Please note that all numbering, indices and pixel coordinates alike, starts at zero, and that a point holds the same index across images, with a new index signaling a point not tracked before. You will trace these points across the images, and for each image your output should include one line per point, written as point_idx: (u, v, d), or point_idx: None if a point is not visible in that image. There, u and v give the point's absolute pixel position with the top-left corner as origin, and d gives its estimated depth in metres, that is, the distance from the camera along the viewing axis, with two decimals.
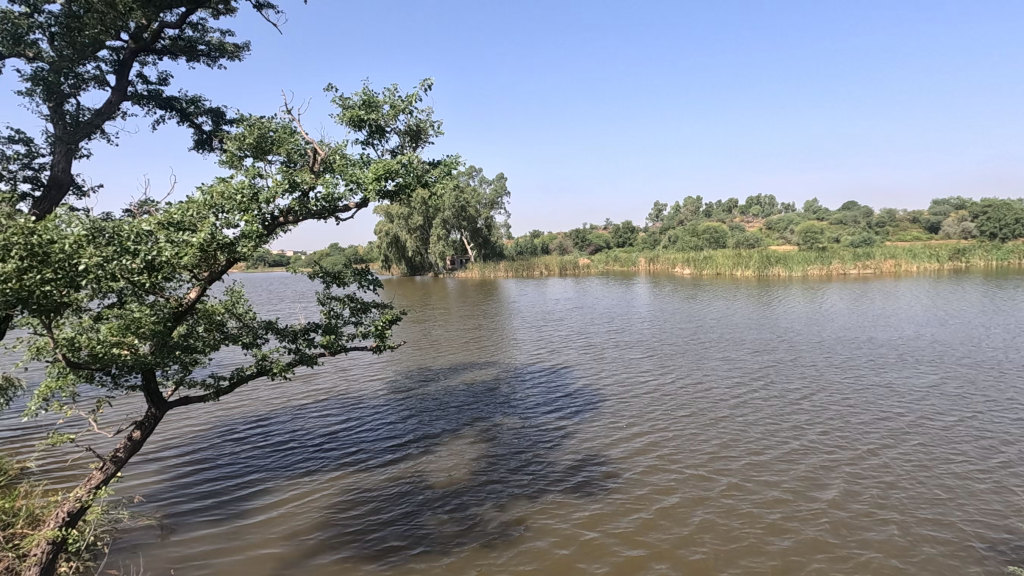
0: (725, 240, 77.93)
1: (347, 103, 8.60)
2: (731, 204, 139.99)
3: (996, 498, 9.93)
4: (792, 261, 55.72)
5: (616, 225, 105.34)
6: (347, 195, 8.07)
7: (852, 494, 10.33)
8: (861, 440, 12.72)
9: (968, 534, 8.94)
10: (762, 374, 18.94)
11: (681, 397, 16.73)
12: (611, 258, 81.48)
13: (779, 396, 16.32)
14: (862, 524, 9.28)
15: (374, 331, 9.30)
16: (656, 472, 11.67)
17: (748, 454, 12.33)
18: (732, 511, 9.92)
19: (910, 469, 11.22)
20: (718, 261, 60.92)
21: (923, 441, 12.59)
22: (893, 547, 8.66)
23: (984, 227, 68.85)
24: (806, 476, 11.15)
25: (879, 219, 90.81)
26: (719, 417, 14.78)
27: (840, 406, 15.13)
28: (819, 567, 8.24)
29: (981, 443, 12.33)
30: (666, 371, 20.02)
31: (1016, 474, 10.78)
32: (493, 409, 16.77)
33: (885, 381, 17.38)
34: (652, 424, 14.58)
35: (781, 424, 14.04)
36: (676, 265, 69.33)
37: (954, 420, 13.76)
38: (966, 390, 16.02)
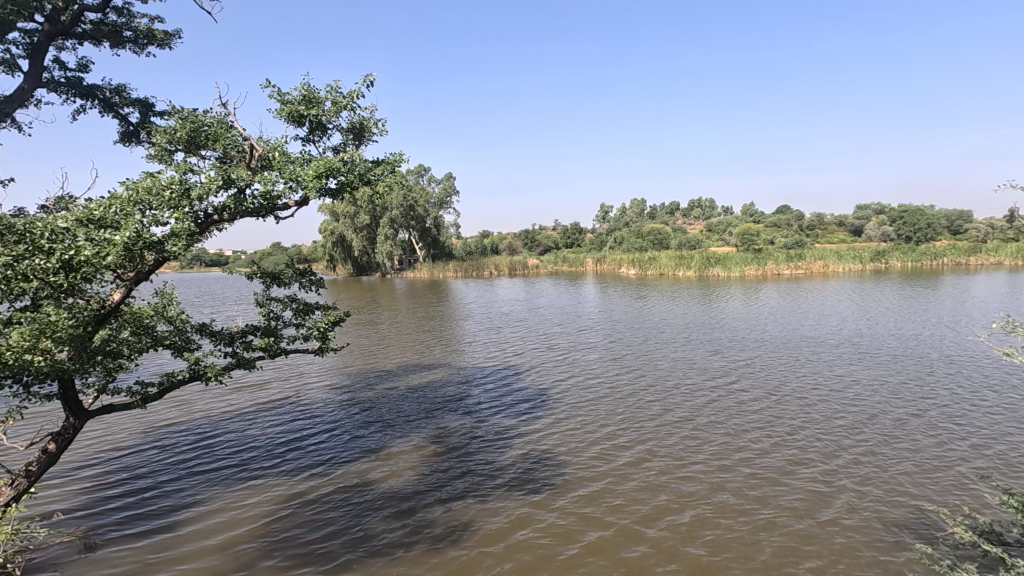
0: (668, 242, 80.49)
1: (285, 98, 8.32)
2: (674, 207, 144.96)
3: (906, 487, 10.87)
4: (730, 262, 58.33)
5: (565, 226, 106.81)
6: (286, 194, 7.81)
7: (784, 488, 10.96)
8: (790, 435, 13.54)
9: (880, 520, 9.75)
10: (704, 373, 19.72)
11: (626, 397, 17.21)
12: (560, 258, 82.55)
13: (722, 395, 16.98)
14: (788, 515, 9.94)
15: (316, 333, 9.03)
16: (608, 474, 11.88)
17: (695, 453, 12.75)
18: (683, 512, 10.20)
19: (836, 463, 11.98)
20: (663, 263, 62.91)
21: (853, 436, 13.42)
22: (828, 540, 9.19)
23: (901, 231, 74.31)
24: (749, 474, 11.63)
25: (809, 222, 96.39)
26: (662, 416, 15.32)
27: (772, 403, 16.02)
28: (750, 557, 8.78)
29: (894, 435, 13.39)
30: (616, 371, 20.48)
31: (922, 463, 11.83)
32: (442, 412, 16.69)
33: (816, 378, 18.44)
34: (602, 425, 14.84)
35: (724, 422, 14.62)
36: (622, 266, 71.10)
37: (879, 415, 14.74)
38: (883, 385, 17.30)
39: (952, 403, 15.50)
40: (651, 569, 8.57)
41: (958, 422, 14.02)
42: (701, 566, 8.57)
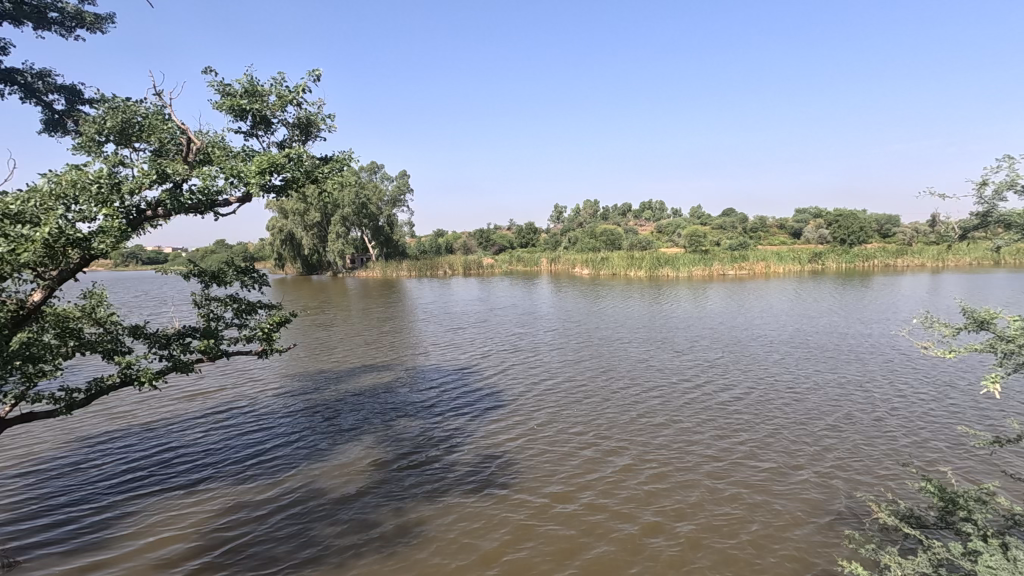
0: (620, 242, 82.20)
1: (227, 89, 7.99)
2: (626, 208, 147.80)
3: (832, 475, 11.62)
4: (679, 262, 60.26)
5: (519, 227, 107.27)
6: (227, 189, 7.51)
7: (724, 482, 11.48)
8: (730, 431, 14.18)
9: (810, 506, 10.39)
10: (651, 371, 20.31)
11: (576, 396, 17.53)
12: (514, 258, 82.86)
13: (670, 393, 17.55)
14: (727, 507, 10.44)
15: (259, 334, 8.70)
16: (562, 474, 12.01)
17: (645, 452, 13.07)
18: (633, 510, 10.41)
19: (772, 456, 12.66)
20: (615, 263, 64.21)
21: (792, 431, 14.09)
22: (761, 528, 9.72)
23: (836, 234, 78.56)
24: (693, 469, 12.10)
25: (753, 224, 100.52)
26: (610, 414, 15.73)
27: (714, 400, 16.71)
28: (690, 548, 9.19)
29: (825, 428, 14.24)
30: (570, 371, 20.75)
31: (848, 453, 12.66)
32: (393, 414, 16.51)
33: (759, 375, 19.28)
34: (557, 426, 15.00)
35: (671, 419, 15.13)
36: (576, 266, 72.09)
37: (816, 410, 15.55)
38: (817, 382, 18.33)
39: (877, 396, 16.61)
40: (603, 568, 8.71)
41: (882, 414, 15.06)
42: (644, 559, 8.90)
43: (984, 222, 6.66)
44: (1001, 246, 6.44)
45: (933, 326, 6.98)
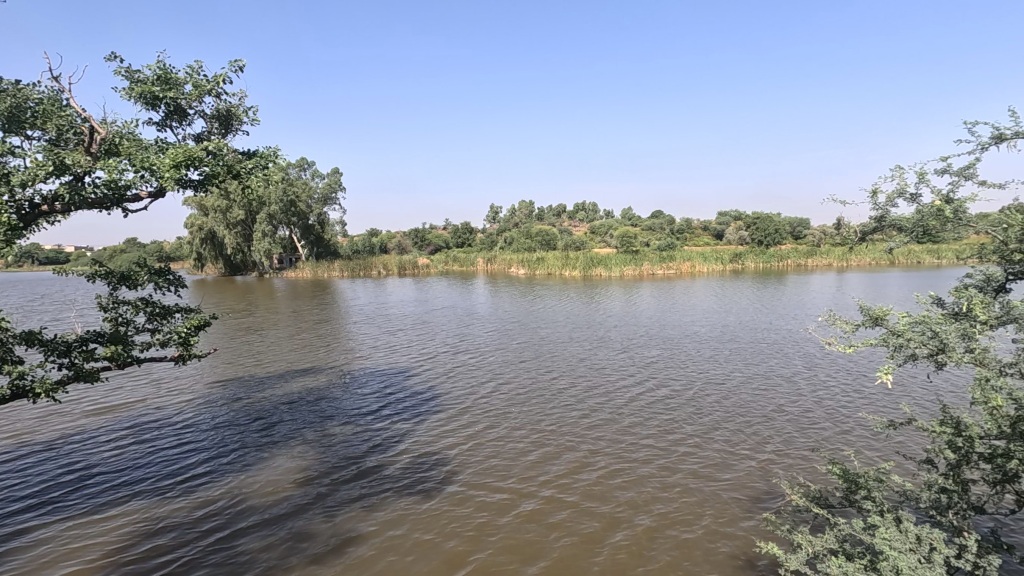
0: (555, 242, 83.66)
1: (136, 76, 7.43)
2: (561, 209, 150.38)
3: (750, 463, 12.40)
4: (611, 263, 62.09)
5: (455, 227, 106.64)
6: (137, 183, 6.99)
7: (653, 474, 11.98)
8: (659, 425, 14.80)
9: (730, 493, 11.05)
10: (586, 369, 20.81)
11: (513, 396, 17.68)
12: (451, 258, 82.32)
13: (603, 390, 18.06)
14: (656, 498, 10.91)
15: (175, 339, 8.13)
16: (498, 476, 12.03)
17: (579, 449, 13.37)
18: (567, 507, 10.62)
19: (696, 447, 13.34)
20: (550, 263, 65.20)
21: (715, 423, 14.87)
22: (686, 517, 10.24)
23: (754, 236, 83.64)
24: (624, 463, 12.54)
25: (680, 226, 105.19)
26: (545, 413, 15.99)
27: (645, 395, 17.36)
28: (621, 540, 9.53)
29: (744, 419, 15.16)
30: (506, 371, 20.83)
31: (764, 441, 13.55)
32: (325, 419, 15.98)
33: (686, 371, 20.19)
34: (493, 427, 15.01)
35: (603, 416, 15.59)
36: (513, 265, 72.61)
37: (736, 403, 16.50)
38: (738, 375, 19.47)
39: (790, 388, 17.85)
40: (539, 567, 8.81)
41: (794, 404, 16.22)
42: (577, 553, 9.15)
43: (879, 226, 7.27)
44: (892, 249, 7.10)
45: (836, 322, 7.56)
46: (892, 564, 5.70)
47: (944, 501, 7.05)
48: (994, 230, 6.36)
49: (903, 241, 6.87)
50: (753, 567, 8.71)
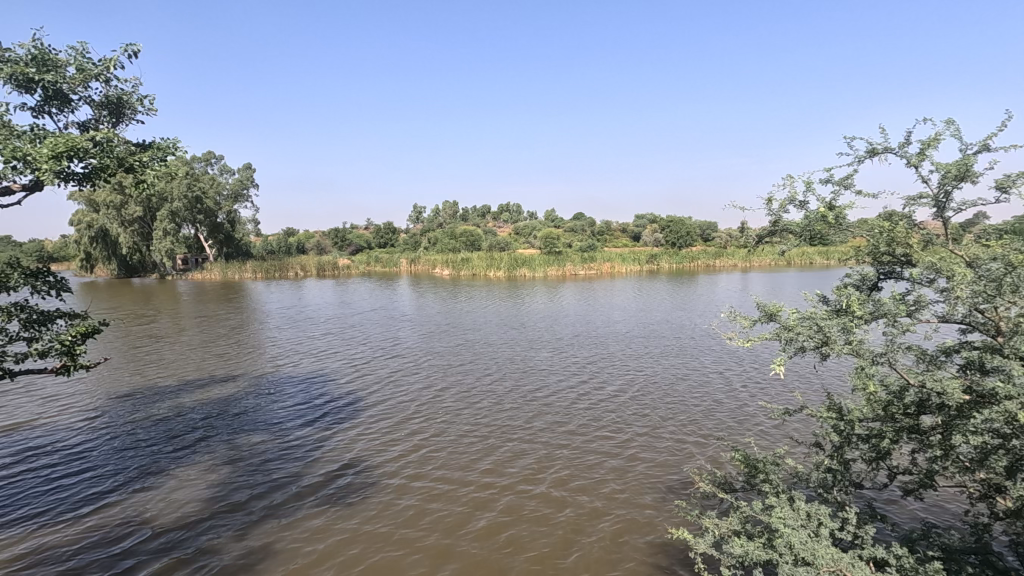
0: (479, 243, 83.98)
1: (6, 55, 6.64)
2: (485, 210, 150.94)
3: (661, 453, 13.16)
4: (535, 263, 63.17)
5: (377, 226, 104.06)
6: (9, 174, 6.24)
7: (572, 468, 12.41)
8: (578, 421, 15.33)
9: (643, 482, 11.68)
10: (509, 369, 21.11)
11: (436, 398, 17.61)
12: (373, 258, 80.32)
13: (526, 389, 18.43)
14: (574, 491, 11.32)
15: (59, 347, 7.32)
16: (421, 481, 11.91)
17: (502, 449, 13.52)
18: (489, 508, 10.71)
19: (613, 440, 13.96)
20: (474, 263, 65.43)
21: (631, 417, 15.56)
22: (602, 507, 10.71)
23: (667, 238, 88.35)
24: (545, 459, 12.88)
25: (599, 227, 109.01)
26: (469, 414, 16.07)
27: (565, 393, 17.89)
28: (541, 534, 9.81)
29: (656, 411, 16.02)
30: (430, 373, 20.62)
31: (674, 432, 14.42)
32: (235, 429, 15.10)
33: (604, 369, 20.96)
34: (415, 431, 14.83)
35: (525, 415, 15.91)
36: (436, 266, 72.07)
37: (651, 398, 17.33)
38: (651, 371, 20.54)
39: (698, 381, 19.10)
40: (461, 569, 8.84)
41: (702, 396, 17.37)
42: (498, 551, 9.32)
43: (773, 230, 7.85)
44: (785, 251, 7.76)
45: (736, 320, 8.07)
46: (785, 541, 6.20)
47: (829, 480, 7.77)
48: (867, 235, 7.13)
49: (795, 243, 7.49)
50: (664, 552, 9.20)
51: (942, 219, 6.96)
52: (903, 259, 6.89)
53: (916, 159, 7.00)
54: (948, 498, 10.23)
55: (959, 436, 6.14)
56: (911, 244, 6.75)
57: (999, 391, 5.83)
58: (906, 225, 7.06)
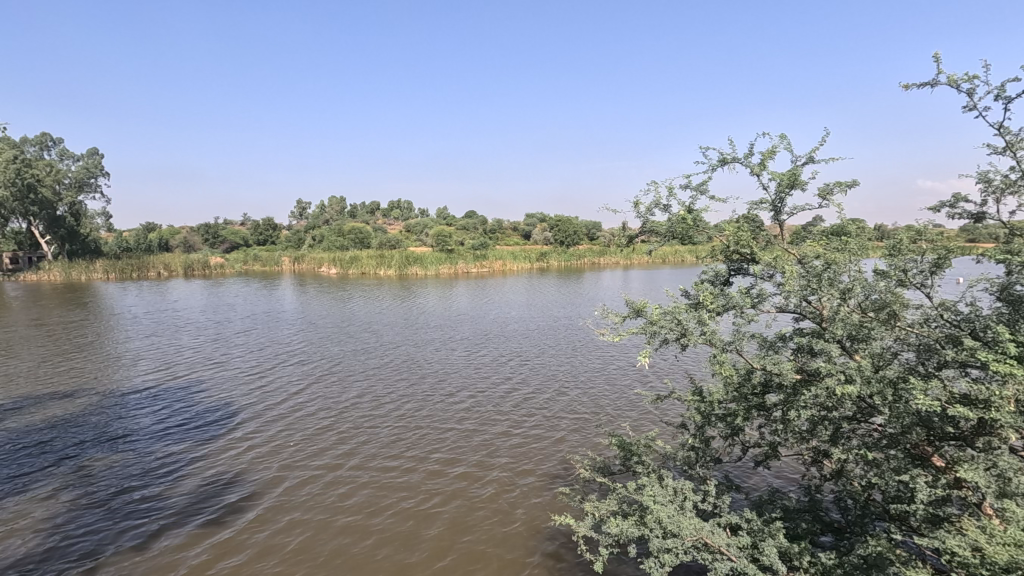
0: (369, 241, 81.31)
1: None
2: (374, 207, 146.31)
3: (548, 444, 13.71)
4: (427, 261, 62.53)
5: (255, 222, 96.62)
6: None
7: (462, 465, 12.54)
8: (468, 419, 15.52)
9: (529, 472, 12.13)
10: (401, 370, 20.78)
11: (321, 404, 16.88)
12: (250, 257, 74.53)
13: (418, 390, 18.27)
14: (463, 488, 11.46)
15: None
16: (301, 493, 11.36)
17: (390, 452, 13.27)
18: (376, 514, 10.51)
19: (502, 435, 14.30)
20: (363, 261, 63.23)
21: (519, 412, 16.00)
22: (491, 500, 10.95)
23: (555, 236, 91.64)
24: (436, 458, 12.91)
25: (491, 225, 110.38)
26: (358, 418, 15.64)
27: (457, 392, 17.99)
28: (428, 533, 9.85)
29: (544, 405, 16.65)
30: (315, 378, 19.66)
31: (560, 423, 15.09)
32: (83, 451, 13.42)
33: (494, 366, 21.32)
34: (296, 440, 14.07)
35: (416, 416, 15.77)
36: (323, 265, 68.60)
37: (538, 392, 17.94)
38: (540, 366, 21.29)
39: (584, 373, 20.13)
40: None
41: (587, 388, 18.34)
42: (384, 555, 9.23)
43: (643, 232, 8.41)
44: (653, 250, 8.37)
45: (609, 316, 8.51)
46: (655, 517, 6.70)
47: (693, 457, 8.54)
48: (720, 236, 7.93)
49: (660, 243, 8.10)
50: (548, 537, 9.64)
51: (780, 221, 7.92)
52: (749, 257, 7.73)
53: (758, 169, 7.90)
54: (790, 466, 11.69)
55: (793, 410, 7.05)
56: (755, 246, 7.59)
57: (823, 370, 6.76)
58: (752, 227, 7.93)
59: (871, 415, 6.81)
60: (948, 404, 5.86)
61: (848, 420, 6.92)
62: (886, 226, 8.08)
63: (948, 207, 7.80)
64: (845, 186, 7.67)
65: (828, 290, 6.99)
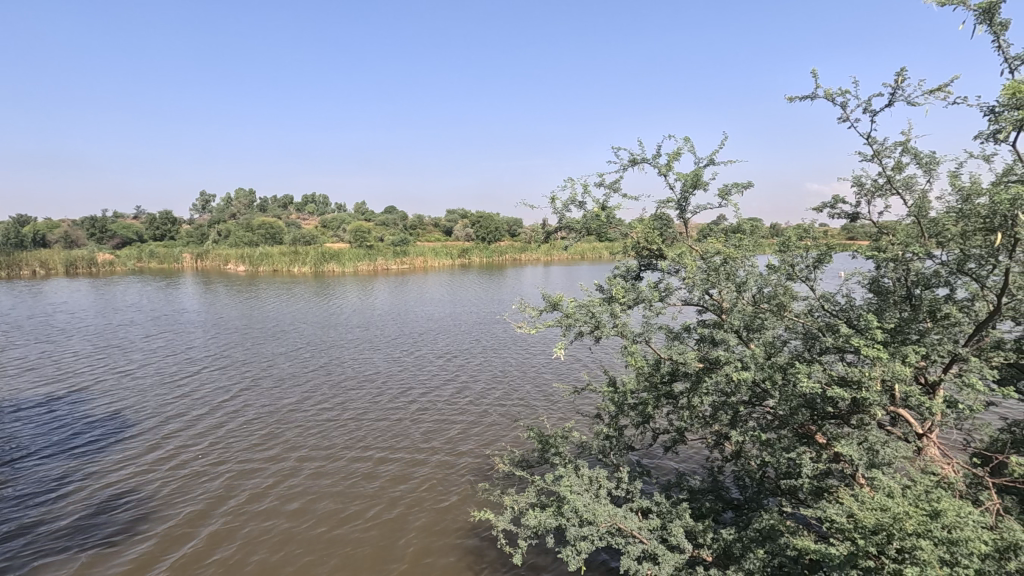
0: (281, 237, 77.25)
1: None
2: (287, 200, 138.97)
3: (469, 440, 13.73)
4: (344, 258, 60.40)
5: (150, 215, 88.70)
6: None
7: (381, 466, 12.26)
8: (387, 419, 15.19)
9: (450, 469, 12.09)
10: (316, 372, 19.96)
11: (229, 410, 15.87)
12: (145, 253, 68.37)
13: (334, 391, 17.65)
14: (382, 490, 11.22)
15: None
16: (205, 509, 10.57)
17: (305, 458, 12.71)
18: (287, 525, 10.02)
19: (423, 433, 14.14)
20: (275, 258, 59.96)
21: (439, 410, 15.88)
22: (411, 500, 10.79)
23: (476, 232, 91.58)
24: (353, 461, 12.53)
25: (412, 221, 108.35)
26: (269, 423, 14.85)
27: (375, 392, 17.57)
28: (345, 539, 9.56)
29: (465, 401, 16.65)
30: (221, 383, 18.43)
31: (481, 419, 15.15)
32: None
33: (414, 365, 21.01)
34: (196, 451, 13.08)
35: (332, 418, 15.23)
36: (229, 262, 64.27)
37: (457, 389, 17.86)
38: (461, 363, 21.25)
39: (504, 369, 20.34)
40: None
41: (507, 383, 18.55)
42: (298, 565, 8.87)
43: (559, 228, 8.57)
44: (568, 245, 8.56)
45: (525, 309, 8.57)
46: (571, 506, 6.85)
47: (607, 446, 8.85)
48: (630, 233, 8.27)
49: (575, 238, 8.30)
50: (469, 533, 9.65)
51: (684, 219, 8.38)
52: (656, 253, 8.12)
53: (664, 169, 8.33)
54: (695, 449, 12.45)
55: (697, 397, 7.52)
56: (662, 242, 7.98)
57: (723, 359, 7.25)
58: (660, 225, 8.34)
59: (764, 398, 7.39)
60: (829, 386, 6.48)
61: (745, 404, 7.47)
62: (777, 225, 8.79)
63: (824, 209, 8.81)
64: (740, 187, 8.28)
65: (726, 283, 7.53)
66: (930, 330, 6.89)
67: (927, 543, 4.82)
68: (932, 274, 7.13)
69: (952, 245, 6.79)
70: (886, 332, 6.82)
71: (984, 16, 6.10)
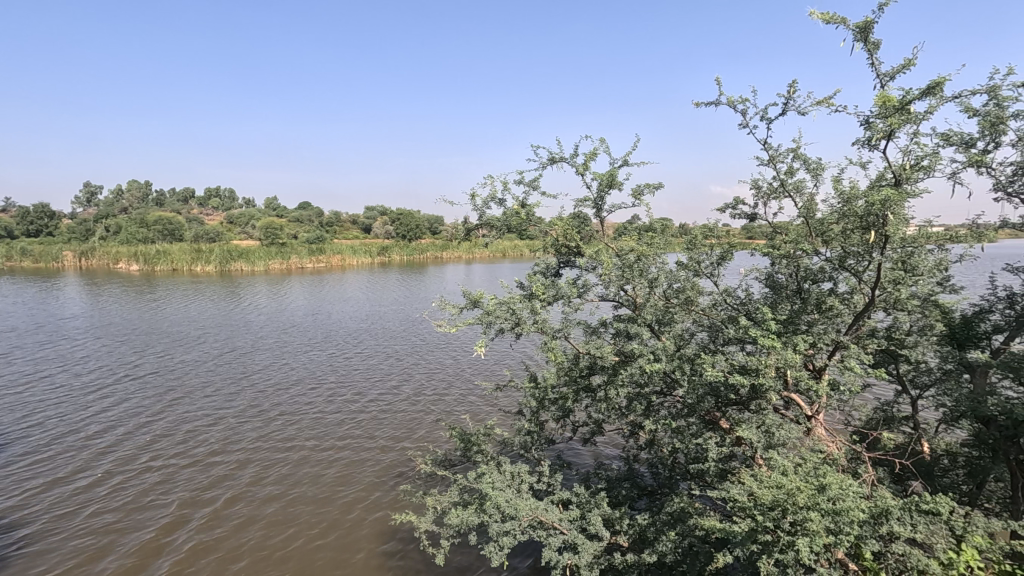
0: (181, 234, 71.49)
1: None
2: (188, 194, 128.76)
3: (390, 441, 13.41)
4: (253, 256, 56.93)
5: (24, 209, 78.95)
6: None
7: (296, 474, 11.71)
8: (303, 424, 14.52)
9: (371, 473, 11.75)
10: (223, 378, 18.69)
11: (122, 422, 14.52)
12: (18, 251, 60.81)
13: (244, 397, 16.62)
14: (297, 498, 10.71)
15: None
16: (95, 530, 9.62)
17: (212, 469, 11.87)
18: (189, 543, 9.30)
19: (341, 437, 13.64)
20: (174, 257, 55.35)
21: (359, 413, 15.39)
22: (329, 507, 10.38)
23: (397, 230, 89.43)
24: (266, 469, 11.87)
25: (328, 218, 104.00)
26: (169, 434, 13.74)
27: (289, 397, 16.74)
28: (258, 552, 9.06)
29: (386, 403, 16.25)
30: (112, 394, 16.81)
31: (402, 421, 14.84)
32: None
33: (332, 367, 20.22)
34: (82, 468, 11.84)
35: (241, 426, 14.32)
36: (121, 261, 58.54)
37: (377, 391, 17.38)
38: (381, 365, 20.67)
39: (426, 369, 20.05)
40: None
41: (429, 383, 18.30)
42: None
43: (479, 226, 8.54)
44: (489, 243, 8.59)
45: (447, 307, 8.47)
46: (493, 502, 6.89)
47: (529, 441, 8.98)
48: (549, 230, 8.44)
49: (495, 235, 8.33)
50: (391, 537, 9.43)
51: (600, 218, 8.64)
52: (574, 250, 8.34)
53: (581, 169, 8.56)
54: (614, 441, 12.89)
55: (613, 389, 7.81)
56: (580, 239, 8.19)
57: (637, 351, 7.58)
58: (578, 223, 8.56)
59: (674, 388, 7.81)
60: (730, 374, 6.96)
61: (656, 394, 7.86)
62: (685, 225, 9.29)
63: (728, 209, 9.33)
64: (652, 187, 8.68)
65: (639, 279, 7.89)
66: (817, 320, 7.59)
67: (816, 514, 5.30)
68: (819, 269, 7.75)
69: (834, 243, 7.51)
70: (780, 323, 7.44)
71: (860, 35, 6.78)
